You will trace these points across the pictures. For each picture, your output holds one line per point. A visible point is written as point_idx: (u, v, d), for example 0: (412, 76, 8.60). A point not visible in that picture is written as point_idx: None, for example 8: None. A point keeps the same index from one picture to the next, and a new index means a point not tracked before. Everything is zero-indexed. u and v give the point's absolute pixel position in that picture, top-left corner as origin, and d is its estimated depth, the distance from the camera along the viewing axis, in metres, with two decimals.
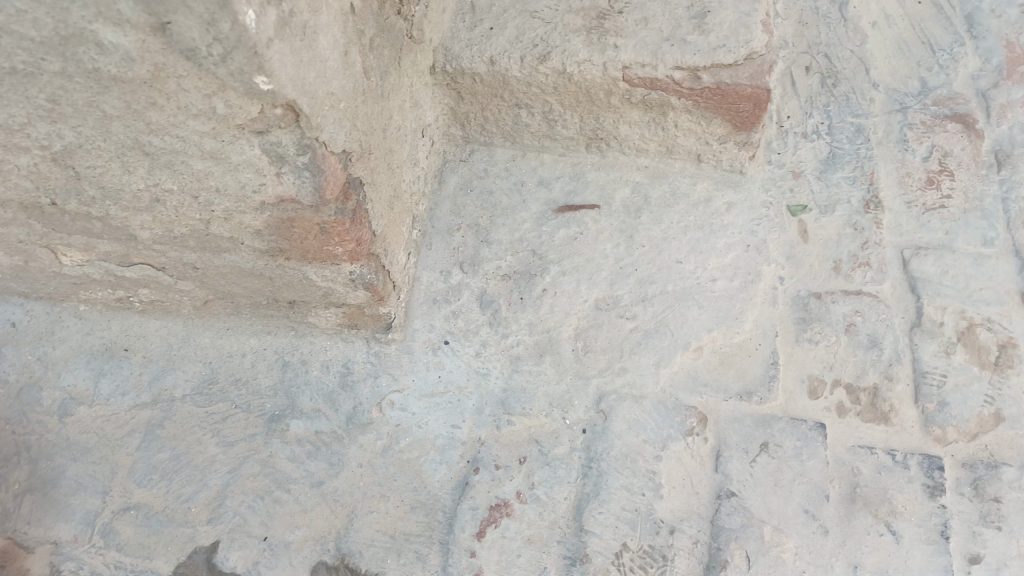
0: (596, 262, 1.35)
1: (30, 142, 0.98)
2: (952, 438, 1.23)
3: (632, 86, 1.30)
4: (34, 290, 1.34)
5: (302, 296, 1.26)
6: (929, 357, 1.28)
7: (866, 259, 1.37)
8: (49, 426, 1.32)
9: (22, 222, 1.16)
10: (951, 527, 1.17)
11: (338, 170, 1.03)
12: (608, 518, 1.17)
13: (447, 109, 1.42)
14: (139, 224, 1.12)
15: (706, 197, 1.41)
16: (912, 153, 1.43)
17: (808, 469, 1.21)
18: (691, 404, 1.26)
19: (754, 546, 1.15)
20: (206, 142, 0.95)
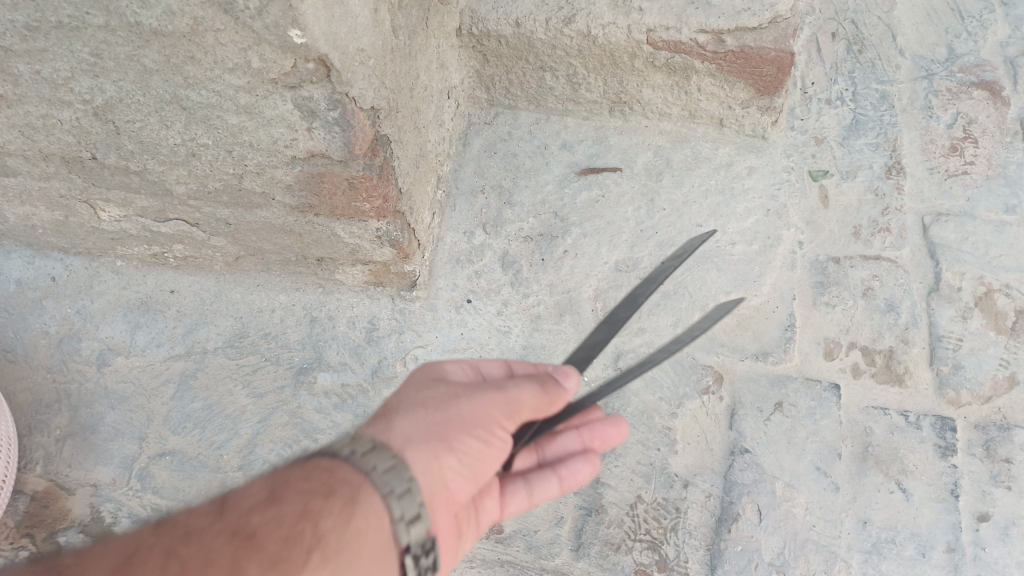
0: (616, 225, 1.38)
1: (73, 96, 1.03)
2: (966, 400, 1.25)
3: (657, 50, 1.31)
4: (74, 245, 1.40)
5: (330, 253, 1.30)
6: (945, 321, 1.30)
7: (886, 225, 1.38)
8: (88, 375, 1.37)
9: (64, 176, 1.20)
10: (961, 486, 1.19)
11: (367, 126, 1.06)
12: (623, 471, 1.20)
13: (473, 72, 1.44)
14: (175, 179, 1.16)
15: (727, 161, 1.42)
16: (936, 120, 1.44)
17: (822, 428, 1.23)
18: (707, 363, 1.28)
19: (765, 500, 1.17)
20: (241, 97, 0.99)
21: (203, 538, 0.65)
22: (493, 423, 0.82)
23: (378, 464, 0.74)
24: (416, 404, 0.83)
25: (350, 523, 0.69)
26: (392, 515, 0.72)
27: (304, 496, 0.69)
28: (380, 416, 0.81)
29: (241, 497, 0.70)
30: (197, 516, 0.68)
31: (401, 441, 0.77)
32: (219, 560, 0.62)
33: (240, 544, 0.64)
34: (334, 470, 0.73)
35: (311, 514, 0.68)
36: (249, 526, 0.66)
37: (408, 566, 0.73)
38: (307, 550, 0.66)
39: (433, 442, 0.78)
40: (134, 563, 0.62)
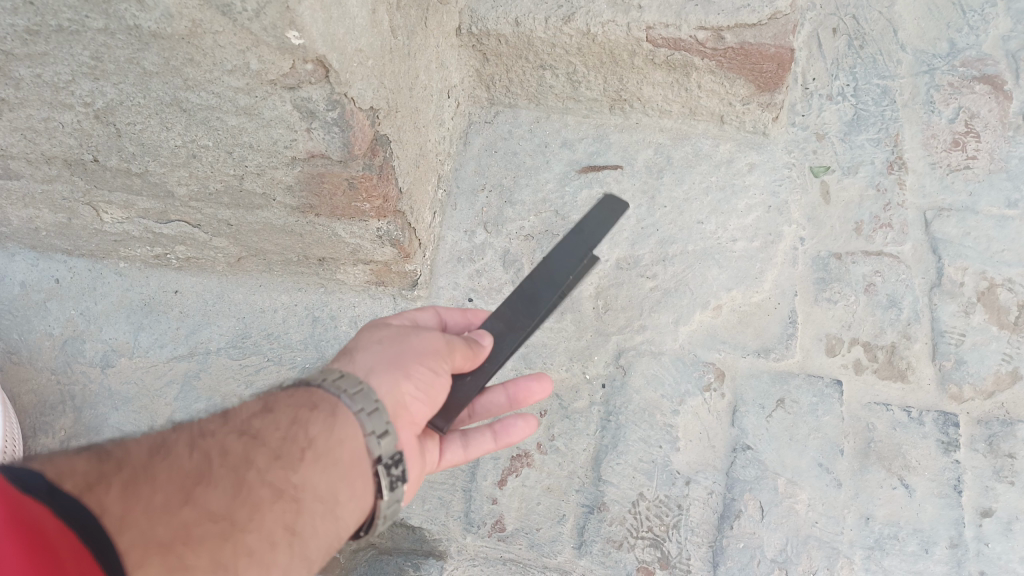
0: (617, 223, 1.38)
1: (74, 99, 1.03)
2: (968, 396, 1.25)
3: (656, 47, 1.31)
4: (77, 247, 1.41)
5: (332, 253, 1.30)
6: (948, 316, 1.29)
7: (887, 221, 1.37)
8: (93, 376, 1.38)
9: (67, 179, 1.21)
10: (964, 481, 1.19)
11: (367, 126, 1.06)
12: (625, 468, 1.20)
13: (473, 71, 1.45)
14: (176, 180, 1.17)
15: (728, 158, 1.42)
16: (938, 115, 1.44)
17: (824, 424, 1.23)
18: (709, 360, 1.28)
19: (767, 497, 1.17)
20: (240, 98, 0.99)
21: (216, 436, 0.76)
22: (441, 352, 0.89)
23: (348, 387, 0.82)
24: (374, 343, 0.90)
25: (333, 431, 0.79)
26: (364, 430, 0.80)
27: (292, 409, 0.79)
28: (343, 355, 0.89)
29: (241, 409, 0.81)
30: (208, 420, 0.79)
31: (363, 371, 0.85)
32: (233, 452, 0.75)
33: (247, 443, 0.76)
34: (312, 393, 0.82)
35: (300, 422, 0.78)
36: (251, 428, 0.77)
37: (383, 474, 0.80)
38: (300, 450, 0.77)
39: (391, 369, 0.86)
40: (166, 450, 0.73)
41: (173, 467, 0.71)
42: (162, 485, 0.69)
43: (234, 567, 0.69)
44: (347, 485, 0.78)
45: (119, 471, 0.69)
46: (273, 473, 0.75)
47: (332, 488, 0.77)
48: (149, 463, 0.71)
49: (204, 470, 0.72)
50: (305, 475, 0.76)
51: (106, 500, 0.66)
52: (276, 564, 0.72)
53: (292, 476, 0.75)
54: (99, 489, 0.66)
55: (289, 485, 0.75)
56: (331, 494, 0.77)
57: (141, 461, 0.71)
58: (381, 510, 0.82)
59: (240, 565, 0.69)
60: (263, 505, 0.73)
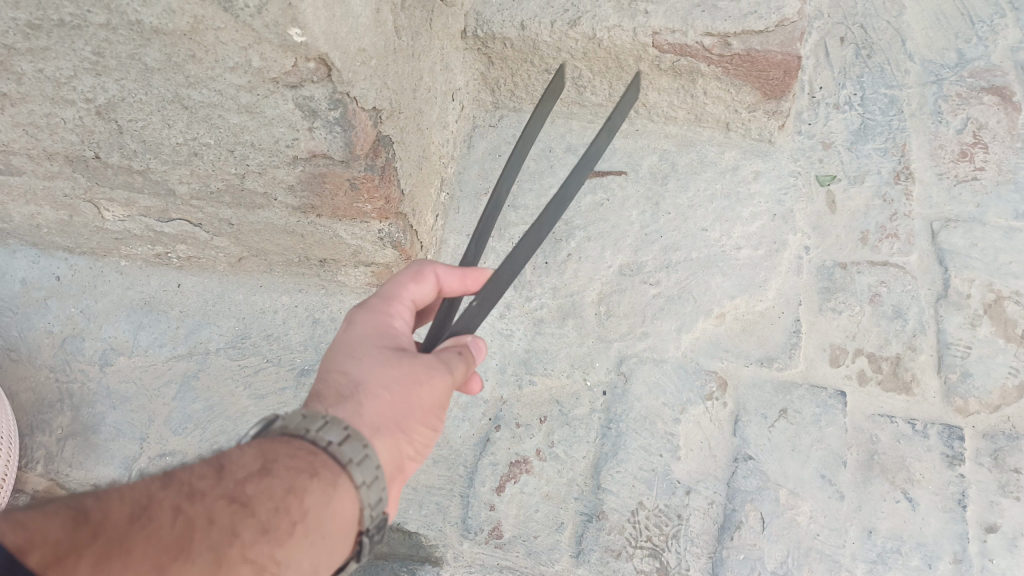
0: (620, 229, 1.37)
1: (76, 95, 1.03)
2: (974, 409, 1.23)
3: (662, 53, 1.31)
4: (79, 245, 1.40)
5: (333, 254, 1.30)
6: (953, 328, 1.28)
7: (894, 231, 1.36)
8: (91, 375, 1.37)
9: (68, 175, 1.21)
10: (969, 496, 1.17)
11: (369, 127, 1.06)
12: (625, 477, 1.19)
13: (478, 74, 1.44)
14: (178, 178, 1.16)
15: (733, 165, 1.41)
16: (945, 125, 1.43)
17: (827, 435, 1.21)
18: (712, 368, 1.27)
19: (768, 508, 1.15)
20: (242, 96, 0.99)
21: (204, 499, 0.61)
22: (442, 405, 0.79)
23: (356, 457, 0.69)
24: (384, 386, 0.76)
25: (331, 504, 0.66)
26: (362, 505, 0.69)
27: (291, 474, 0.65)
28: (350, 395, 0.74)
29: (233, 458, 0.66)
30: (195, 471, 0.64)
31: (368, 430, 0.72)
32: (220, 522, 0.60)
33: (236, 512, 0.61)
34: (315, 457, 0.68)
35: (298, 492, 0.64)
36: (245, 494, 0.63)
37: (366, 545, 0.71)
38: (291, 525, 0.63)
39: (397, 434, 0.75)
40: (148, 510, 0.58)
41: (150, 537, 0.57)
42: (135, 563, 0.55)
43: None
44: (329, 557, 0.67)
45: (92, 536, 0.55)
46: (260, 550, 0.61)
47: (313, 566, 0.65)
48: (125, 530, 0.56)
49: (184, 543, 0.58)
50: (292, 552, 0.63)
51: None
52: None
53: (277, 552, 0.62)
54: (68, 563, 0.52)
55: (274, 564, 0.62)
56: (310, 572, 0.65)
57: (116, 528, 0.56)
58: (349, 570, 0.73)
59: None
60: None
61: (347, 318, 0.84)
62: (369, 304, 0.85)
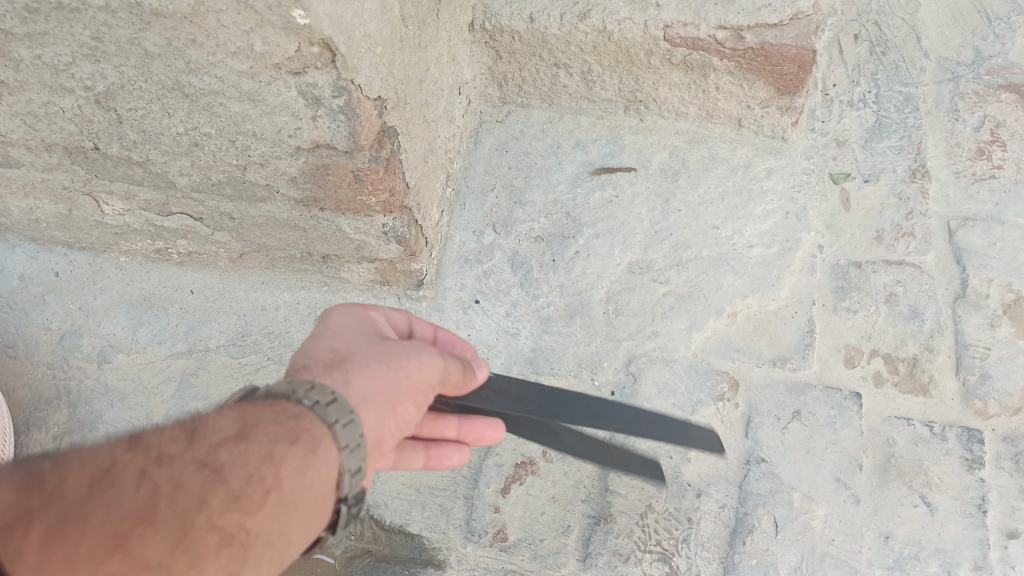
0: (630, 226, 1.34)
1: (75, 83, 1.01)
2: (994, 412, 1.20)
3: (674, 46, 1.28)
4: (78, 240, 1.37)
5: (336, 250, 1.27)
6: (972, 329, 1.24)
7: (910, 230, 1.33)
8: (89, 372, 1.35)
9: (67, 167, 1.18)
10: (989, 501, 1.13)
11: (373, 116, 1.03)
12: (635, 479, 1.15)
13: (485, 69, 1.42)
14: (178, 170, 1.14)
15: (745, 162, 1.38)
16: (962, 123, 1.40)
17: (842, 438, 1.18)
18: (723, 369, 1.24)
19: (782, 512, 1.12)
20: (244, 83, 0.96)
21: (172, 463, 0.65)
22: (425, 386, 0.85)
23: (341, 417, 0.74)
24: (370, 359, 0.83)
25: (306, 474, 0.69)
26: (341, 469, 0.73)
27: (268, 440, 0.69)
28: (337, 365, 0.80)
29: (209, 426, 0.69)
30: (166, 437, 0.68)
31: (355, 398, 0.77)
32: (185, 490, 0.63)
33: (206, 479, 0.65)
34: (300, 418, 0.71)
35: (277, 456, 0.68)
36: (217, 460, 0.66)
37: (343, 512, 0.74)
38: (265, 492, 0.67)
39: (381, 399, 0.79)
40: (110, 481, 0.63)
41: (111, 505, 0.61)
42: (91, 531, 0.59)
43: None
44: (302, 527, 0.70)
45: (46, 509, 0.60)
46: (229, 518, 0.64)
47: (284, 533, 0.68)
48: (82, 500, 0.61)
49: (148, 510, 0.62)
50: (261, 522, 0.66)
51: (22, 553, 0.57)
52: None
53: (249, 522, 0.65)
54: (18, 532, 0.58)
55: (244, 532, 0.65)
56: (281, 539, 0.68)
57: (73, 500, 0.61)
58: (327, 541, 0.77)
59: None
60: (209, 556, 0.62)
61: (334, 315, 0.93)
62: (351, 309, 0.94)
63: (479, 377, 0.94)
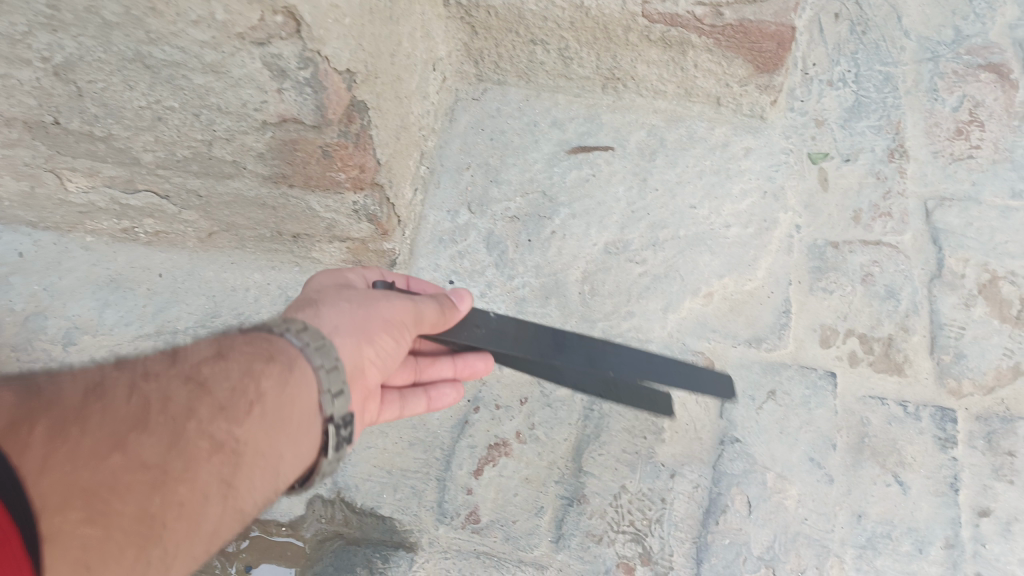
0: (606, 205, 1.32)
1: (32, 54, 0.97)
2: (968, 391, 1.19)
3: (652, 22, 1.26)
4: (43, 219, 1.33)
5: (307, 229, 1.25)
6: (948, 309, 1.24)
7: (887, 210, 1.32)
8: (53, 354, 1.28)
9: (28, 143, 1.14)
10: (962, 479, 1.13)
11: (342, 90, 1.01)
12: (608, 460, 1.14)
13: (461, 45, 1.39)
14: (142, 146, 1.11)
15: (723, 142, 1.37)
16: (941, 102, 1.39)
17: (816, 418, 1.17)
18: (698, 349, 1.23)
19: (755, 492, 1.12)
20: (207, 53, 0.94)
21: (159, 378, 0.73)
22: (400, 322, 0.94)
23: (314, 341, 0.84)
24: (340, 300, 0.93)
25: (286, 387, 0.78)
26: (319, 389, 0.81)
27: (247, 358, 0.78)
28: (308, 306, 0.92)
29: (188, 353, 0.78)
30: (150, 360, 0.76)
31: (328, 327, 0.88)
32: (175, 399, 0.71)
33: (194, 390, 0.73)
34: (274, 342, 0.82)
35: (255, 374, 0.77)
36: (201, 375, 0.75)
37: (331, 433, 0.83)
38: (249, 404, 0.75)
39: (351, 331, 0.89)
40: (103, 391, 0.69)
41: (106, 411, 0.67)
42: (92, 431, 0.65)
43: (165, 518, 0.65)
44: (289, 442, 0.78)
45: (48, 412, 0.64)
46: (217, 426, 0.72)
47: (272, 444, 0.76)
48: (79, 404, 0.66)
49: (142, 416, 0.68)
50: (248, 430, 0.74)
51: (30, 442, 0.61)
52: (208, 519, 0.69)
53: (236, 430, 0.73)
54: (24, 430, 0.62)
55: (232, 439, 0.73)
56: (269, 451, 0.76)
57: (69, 404, 0.66)
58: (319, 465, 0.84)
59: (167, 515, 0.65)
60: (203, 459, 0.69)
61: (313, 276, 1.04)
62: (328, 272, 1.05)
63: (462, 310, 1.01)
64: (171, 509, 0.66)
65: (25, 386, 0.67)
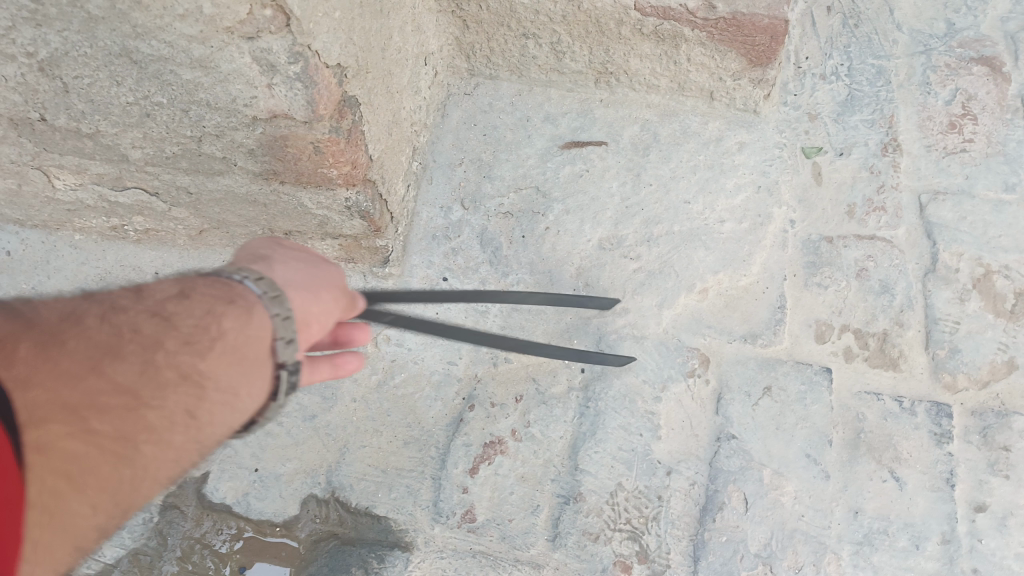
0: (600, 201, 1.31)
1: (15, 49, 0.96)
2: (963, 385, 1.19)
3: (644, 15, 1.26)
4: (29, 218, 1.31)
5: (298, 226, 1.23)
6: (942, 303, 1.24)
7: (881, 204, 1.32)
8: None
9: (13, 140, 1.12)
10: (957, 475, 1.13)
11: (332, 85, 1.00)
12: (604, 457, 1.14)
13: (453, 39, 1.37)
14: (130, 142, 1.09)
15: (717, 136, 1.36)
16: (934, 96, 1.39)
17: (812, 414, 1.17)
18: (694, 345, 1.22)
19: (752, 489, 1.11)
20: (194, 48, 0.92)
21: (126, 313, 0.71)
22: (343, 289, 0.89)
23: (271, 288, 0.79)
24: (290, 258, 0.86)
25: (247, 328, 0.75)
26: (277, 335, 0.76)
27: (207, 297, 0.74)
28: (259, 259, 0.84)
29: (153, 288, 0.75)
30: (119, 292, 0.73)
31: (281, 280, 0.81)
32: (143, 330, 0.70)
33: (160, 324, 0.71)
34: (233, 287, 0.77)
35: (217, 315, 0.73)
36: (167, 310, 0.72)
37: (285, 380, 0.78)
38: (210, 342, 0.72)
39: (303, 286, 0.82)
40: (77, 318, 0.68)
41: (83, 335, 0.67)
42: (69, 352, 0.65)
43: (133, 442, 0.66)
44: (250, 381, 0.75)
45: (29, 332, 0.64)
46: (182, 358, 0.70)
47: (234, 383, 0.74)
48: (57, 327, 0.66)
49: (114, 344, 0.67)
50: (212, 367, 0.72)
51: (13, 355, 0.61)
52: (173, 445, 0.69)
53: (201, 364, 0.71)
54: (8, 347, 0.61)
55: (195, 372, 0.71)
56: (233, 388, 0.74)
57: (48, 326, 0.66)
58: (268, 409, 0.79)
59: (137, 440, 0.66)
60: (170, 389, 0.69)
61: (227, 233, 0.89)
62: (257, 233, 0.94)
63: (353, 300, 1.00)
64: (141, 432, 0.66)
65: (1, 312, 0.66)
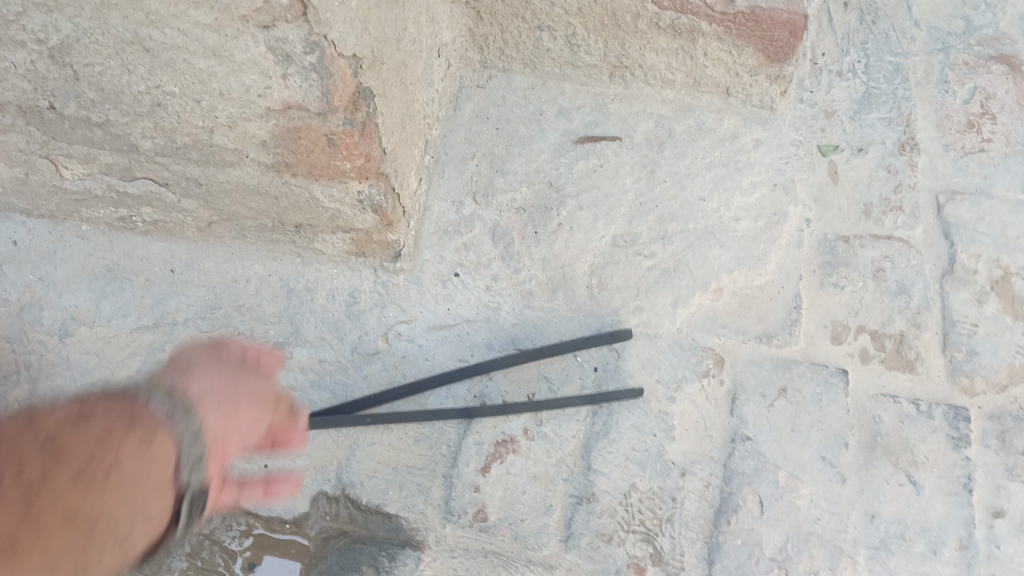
0: (615, 197, 1.30)
1: (26, 36, 0.95)
2: (980, 389, 1.18)
3: (661, 9, 1.24)
4: (36, 207, 1.29)
5: (309, 220, 1.22)
6: (960, 305, 1.23)
7: (898, 204, 1.31)
8: (49, 346, 1.28)
9: (22, 129, 1.11)
10: (975, 479, 1.12)
11: (348, 77, 0.98)
12: (617, 458, 1.13)
13: (466, 31, 1.35)
14: (140, 132, 1.07)
15: (733, 133, 1.34)
16: (952, 95, 1.37)
17: (828, 416, 1.16)
18: (708, 345, 1.21)
19: (767, 491, 1.11)
20: (209, 37, 0.92)
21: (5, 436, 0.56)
22: (270, 402, 0.77)
23: (184, 404, 0.65)
24: (208, 362, 0.73)
25: (151, 457, 0.61)
26: (182, 462, 0.63)
27: (107, 417, 0.60)
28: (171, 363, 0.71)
29: (44, 410, 0.60)
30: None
31: (194, 393, 0.68)
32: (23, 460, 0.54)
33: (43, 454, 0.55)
34: (132, 404, 0.63)
35: (117, 438, 0.59)
36: (52, 433, 0.57)
37: (184, 511, 0.64)
38: (106, 474, 0.57)
39: (221, 402, 0.70)
40: None
41: None
42: None
43: None
44: (146, 519, 0.60)
45: None
46: (69, 499, 0.54)
47: (131, 521, 0.58)
48: None
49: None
50: (107, 506, 0.56)
51: None
52: None
53: (89, 505, 0.55)
54: None
55: (84, 514, 0.55)
56: (128, 527, 0.58)
57: None
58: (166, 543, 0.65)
59: None
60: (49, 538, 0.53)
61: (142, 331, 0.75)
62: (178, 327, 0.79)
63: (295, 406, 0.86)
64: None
65: None
